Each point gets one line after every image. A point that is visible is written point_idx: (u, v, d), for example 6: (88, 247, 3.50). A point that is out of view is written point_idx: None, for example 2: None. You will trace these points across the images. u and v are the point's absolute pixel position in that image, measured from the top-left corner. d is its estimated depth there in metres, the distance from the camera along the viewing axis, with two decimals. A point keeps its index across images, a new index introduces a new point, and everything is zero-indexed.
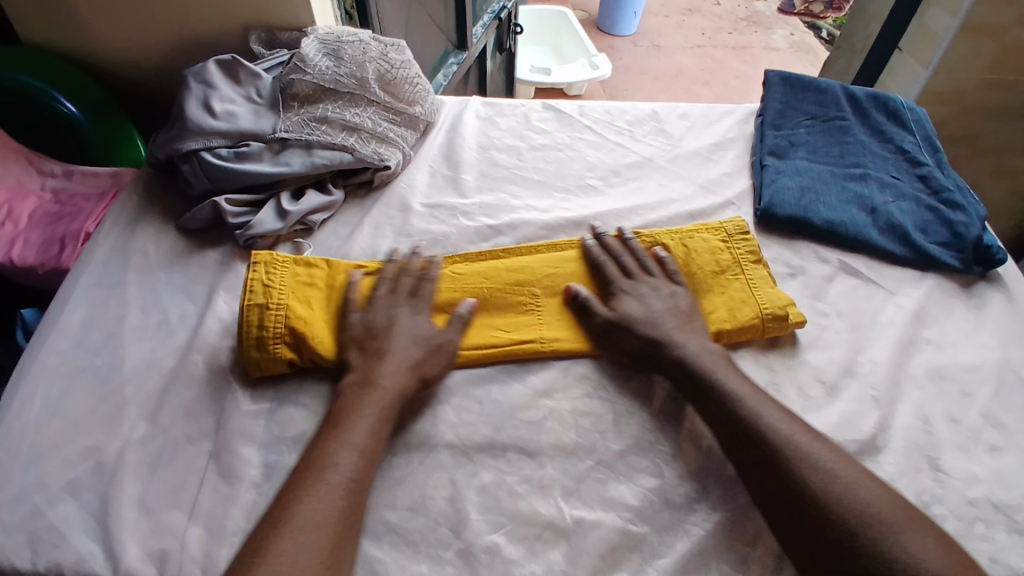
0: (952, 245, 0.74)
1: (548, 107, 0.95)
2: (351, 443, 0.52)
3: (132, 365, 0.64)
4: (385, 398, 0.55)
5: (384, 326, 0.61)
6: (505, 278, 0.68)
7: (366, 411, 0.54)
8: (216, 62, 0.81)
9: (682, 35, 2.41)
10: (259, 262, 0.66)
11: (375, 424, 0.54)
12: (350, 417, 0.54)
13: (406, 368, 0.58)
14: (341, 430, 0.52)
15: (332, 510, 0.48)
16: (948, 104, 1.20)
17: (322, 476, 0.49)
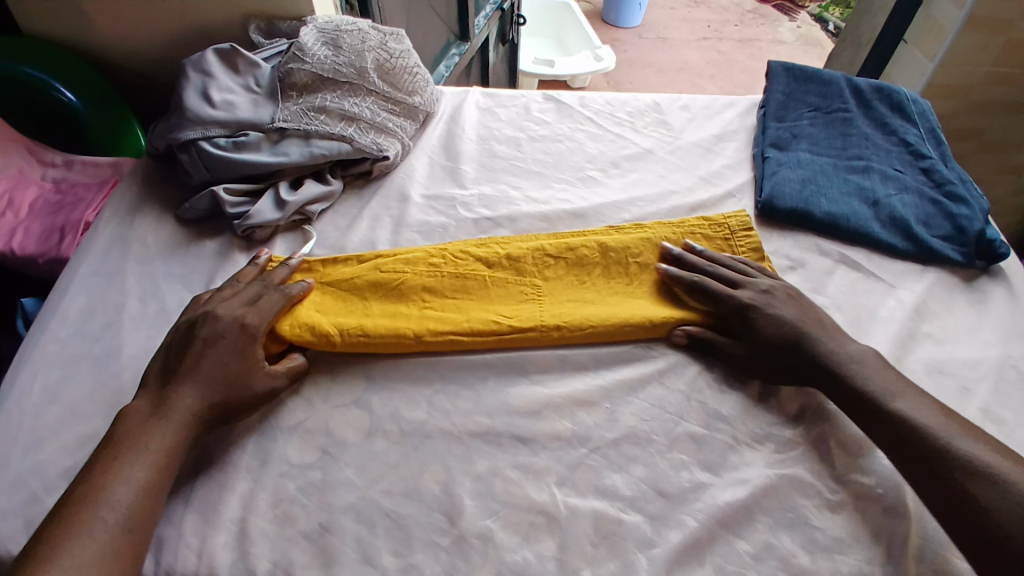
0: (953, 240, 0.74)
1: (549, 98, 0.94)
2: (129, 477, 0.49)
3: (129, 354, 0.64)
4: (169, 429, 0.52)
5: (195, 346, 0.57)
6: (507, 270, 0.68)
7: (149, 444, 0.51)
8: (214, 51, 0.80)
9: (688, 28, 2.39)
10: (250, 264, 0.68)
11: (159, 456, 0.51)
12: (134, 449, 0.51)
13: (203, 387, 0.55)
14: (118, 463, 0.50)
15: (104, 551, 0.45)
16: (954, 98, 1.19)
17: (95, 513, 0.47)
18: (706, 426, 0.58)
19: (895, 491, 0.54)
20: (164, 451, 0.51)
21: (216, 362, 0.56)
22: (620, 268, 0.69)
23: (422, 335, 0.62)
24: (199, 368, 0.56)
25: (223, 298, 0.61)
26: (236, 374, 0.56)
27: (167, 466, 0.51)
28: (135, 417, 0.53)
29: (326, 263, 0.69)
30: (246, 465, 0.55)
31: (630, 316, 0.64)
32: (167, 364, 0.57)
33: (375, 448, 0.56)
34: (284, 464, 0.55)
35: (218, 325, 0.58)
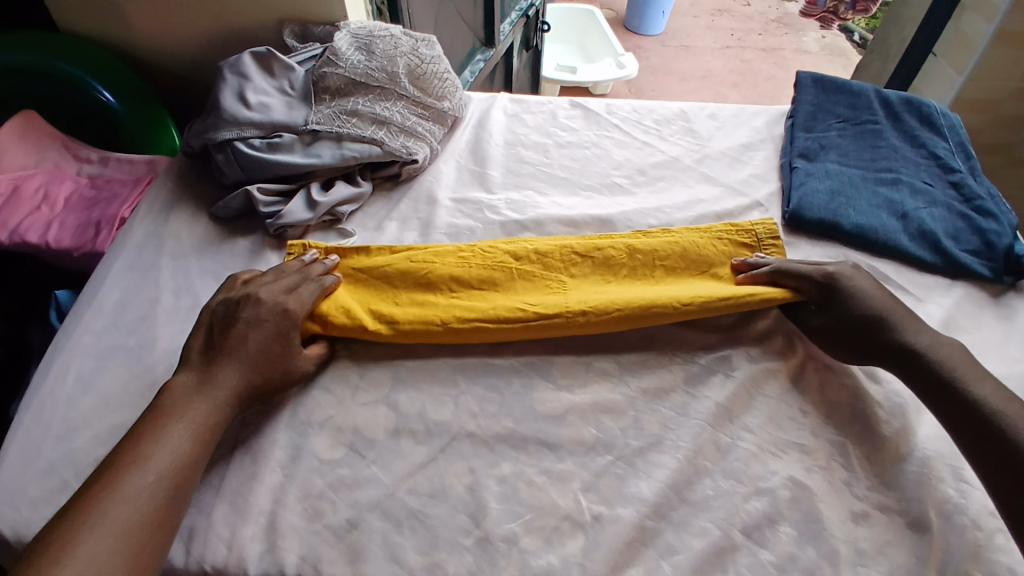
0: (982, 254, 0.73)
1: (576, 105, 0.95)
2: (169, 443, 0.51)
3: (162, 347, 0.65)
4: (211, 405, 0.55)
5: (240, 327, 0.59)
6: (535, 263, 0.69)
7: (190, 415, 0.53)
8: (251, 54, 0.82)
9: (711, 36, 2.39)
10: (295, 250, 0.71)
11: (197, 429, 0.53)
12: (176, 419, 0.53)
13: (247, 366, 0.57)
14: (160, 430, 0.52)
15: (144, 514, 0.47)
16: (984, 111, 1.18)
17: (136, 475, 0.48)
18: (729, 434, 0.58)
19: (920, 506, 0.53)
20: (202, 424, 0.53)
21: (261, 344, 0.59)
22: (646, 269, 0.70)
23: (450, 321, 0.63)
24: (244, 348, 0.58)
25: (268, 280, 0.64)
26: (279, 354, 0.59)
27: (202, 439, 0.53)
28: (180, 388, 0.55)
29: (359, 251, 0.71)
30: (277, 459, 0.56)
31: (655, 297, 0.64)
32: (211, 339, 0.59)
33: (402, 447, 0.57)
34: (313, 460, 0.56)
35: (261, 308, 0.60)
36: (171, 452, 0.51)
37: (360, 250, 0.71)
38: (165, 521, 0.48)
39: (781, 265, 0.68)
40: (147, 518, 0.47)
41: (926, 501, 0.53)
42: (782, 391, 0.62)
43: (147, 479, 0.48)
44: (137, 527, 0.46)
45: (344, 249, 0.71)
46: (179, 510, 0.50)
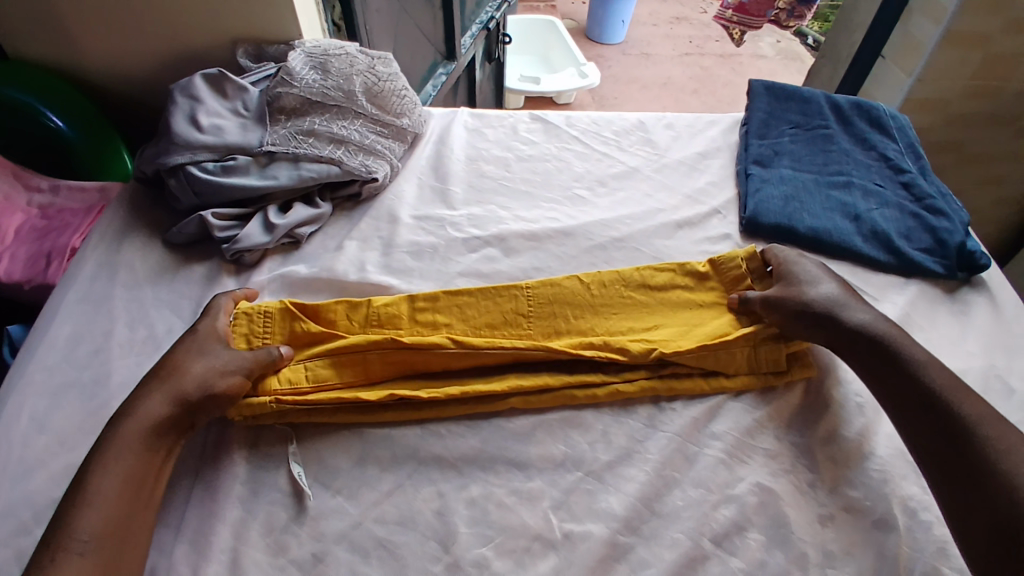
0: (935, 252, 0.75)
1: (536, 118, 0.96)
2: (113, 471, 0.50)
3: (119, 382, 0.63)
4: (147, 427, 0.53)
5: (177, 352, 0.58)
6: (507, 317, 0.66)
7: (131, 444, 0.51)
8: (202, 76, 0.80)
9: (671, 44, 2.43)
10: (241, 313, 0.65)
11: (136, 457, 0.51)
12: (122, 447, 0.51)
13: (182, 384, 0.55)
14: (108, 455, 0.51)
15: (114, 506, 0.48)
16: (932, 111, 1.22)
17: (84, 505, 0.48)
18: (697, 443, 0.58)
19: (883, 505, 0.54)
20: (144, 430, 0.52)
21: (199, 362, 0.57)
22: (616, 301, 0.68)
23: (408, 311, 0.66)
24: (182, 367, 0.57)
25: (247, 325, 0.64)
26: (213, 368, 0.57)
27: (158, 433, 0.53)
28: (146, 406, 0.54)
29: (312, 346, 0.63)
30: (237, 494, 0.55)
31: (558, 277, 0.70)
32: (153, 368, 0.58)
33: (368, 475, 0.56)
34: (275, 493, 0.55)
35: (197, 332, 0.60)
36: (130, 445, 0.51)
37: (298, 390, 0.60)
38: (137, 510, 0.50)
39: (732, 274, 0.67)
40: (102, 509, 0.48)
41: (891, 500, 0.54)
42: (746, 395, 0.62)
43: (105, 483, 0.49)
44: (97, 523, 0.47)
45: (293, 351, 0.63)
46: (132, 543, 0.48)
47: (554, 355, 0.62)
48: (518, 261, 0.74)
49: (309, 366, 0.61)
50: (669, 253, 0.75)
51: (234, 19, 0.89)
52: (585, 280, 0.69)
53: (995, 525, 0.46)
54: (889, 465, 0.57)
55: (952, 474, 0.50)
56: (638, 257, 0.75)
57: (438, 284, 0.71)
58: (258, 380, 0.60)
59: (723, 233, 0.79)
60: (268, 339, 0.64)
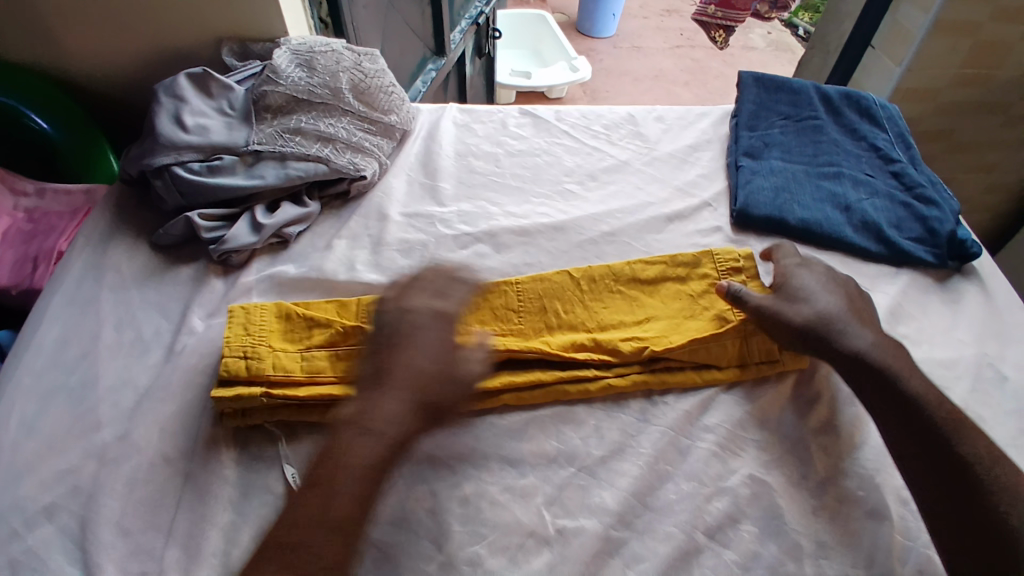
0: (926, 241, 0.75)
1: (525, 112, 0.95)
2: (341, 489, 0.51)
3: (107, 385, 0.62)
4: (376, 440, 0.53)
5: (393, 355, 0.58)
6: (501, 316, 0.66)
7: (353, 460, 0.52)
8: (187, 76, 0.79)
9: (662, 37, 2.43)
10: (237, 310, 0.64)
11: (365, 472, 0.52)
12: (343, 463, 0.52)
13: (400, 395, 0.55)
14: (337, 473, 0.52)
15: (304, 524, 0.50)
16: (922, 100, 1.21)
17: (313, 529, 0.50)
18: (689, 435, 0.58)
19: (876, 494, 0.54)
20: (387, 441, 0.53)
21: (413, 368, 0.57)
22: (606, 296, 0.68)
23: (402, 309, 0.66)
24: (397, 377, 0.57)
25: (242, 321, 0.63)
26: (434, 373, 0.57)
27: (392, 445, 0.54)
28: (342, 422, 0.55)
29: (304, 341, 0.63)
30: (228, 496, 0.55)
31: (549, 272, 0.70)
32: (375, 368, 0.58)
33: None
34: (267, 495, 0.55)
35: (419, 331, 0.59)
36: (352, 459, 0.53)
37: (290, 381, 0.59)
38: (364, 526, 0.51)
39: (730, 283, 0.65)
40: (293, 530, 0.50)
41: (884, 490, 0.55)
42: (737, 387, 0.62)
43: (346, 500, 0.51)
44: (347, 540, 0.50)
45: (286, 344, 0.62)
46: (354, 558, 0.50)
47: (549, 353, 0.62)
48: (508, 257, 0.74)
49: (306, 357, 0.61)
50: (660, 246, 0.75)
51: (219, 17, 0.88)
52: (580, 275, 0.69)
53: (993, 552, 0.47)
54: (882, 454, 0.57)
55: (944, 498, 0.50)
56: (628, 251, 0.75)
57: None
58: (251, 369, 0.59)
59: (714, 225, 0.78)
60: (261, 335, 0.62)
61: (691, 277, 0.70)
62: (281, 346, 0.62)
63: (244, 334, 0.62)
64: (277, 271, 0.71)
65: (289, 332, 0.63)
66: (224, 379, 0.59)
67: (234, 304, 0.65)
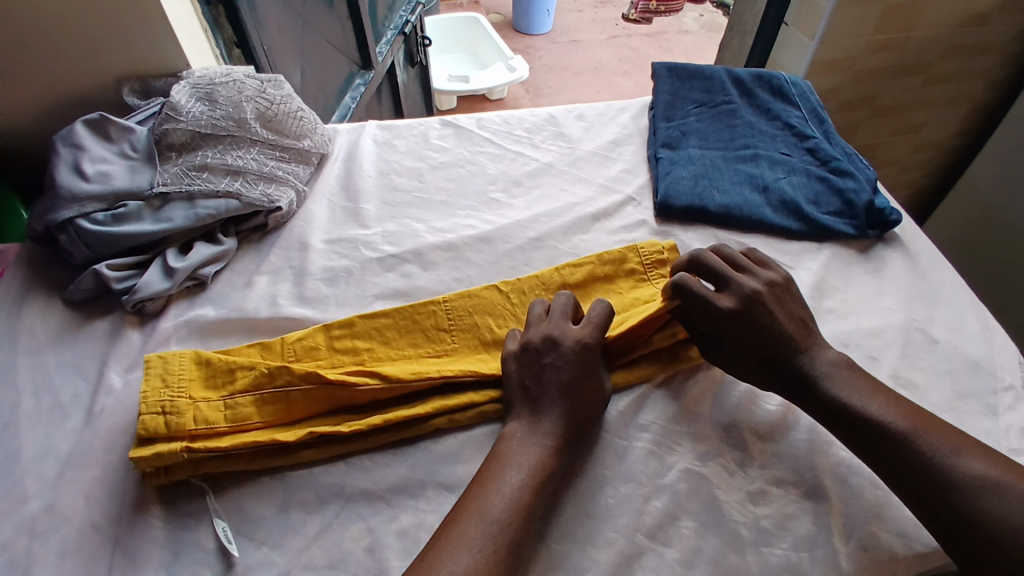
0: (845, 214, 0.77)
1: (446, 123, 0.94)
2: (517, 482, 0.50)
3: (25, 458, 0.58)
4: (548, 445, 0.53)
5: (550, 365, 0.57)
6: (430, 340, 0.64)
7: (518, 463, 0.52)
8: (83, 122, 0.76)
9: (598, 28, 2.44)
10: (152, 360, 0.60)
11: (524, 473, 0.51)
12: (515, 464, 0.52)
13: (565, 400, 0.56)
14: (492, 479, 0.51)
15: (453, 534, 0.47)
16: (840, 71, 1.23)
17: (485, 520, 0.47)
18: (626, 437, 0.58)
19: (813, 475, 0.55)
20: (550, 450, 0.53)
21: (574, 373, 0.57)
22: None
23: (332, 341, 0.64)
24: (563, 382, 0.56)
25: (156, 378, 0.58)
26: (593, 381, 0.58)
27: (554, 446, 0.53)
28: (516, 435, 0.54)
29: (224, 388, 0.59)
30: (159, 558, 0.52)
31: (478, 288, 0.69)
32: (525, 383, 0.58)
33: (293, 520, 0.54)
34: (197, 551, 0.52)
35: (563, 342, 0.59)
36: (535, 464, 0.52)
37: (214, 431, 0.56)
38: (533, 526, 0.49)
39: (684, 280, 0.60)
40: (463, 531, 0.47)
41: (820, 470, 0.55)
42: (673, 382, 0.62)
43: (506, 505, 0.49)
44: (516, 545, 0.47)
45: (209, 392, 0.58)
46: (521, 557, 0.48)
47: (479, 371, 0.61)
48: (437, 275, 0.72)
49: (228, 405, 0.58)
50: (586, 247, 0.75)
51: (113, 57, 0.84)
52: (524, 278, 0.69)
53: (926, 487, 0.48)
54: (817, 433, 0.58)
55: (871, 452, 0.51)
56: (556, 255, 0.74)
57: (354, 308, 0.69)
58: (170, 425, 0.56)
59: (639, 219, 0.78)
60: (181, 387, 0.58)
61: (621, 275, 0.70)
62: (202, 400, 0.58)
63: (162, 387, 0.58)
64: (195, 317, 0.68)
65: (210, 378, 0.60)
66: (141, 437, 0.55)
67: (147, 354, 0.60)
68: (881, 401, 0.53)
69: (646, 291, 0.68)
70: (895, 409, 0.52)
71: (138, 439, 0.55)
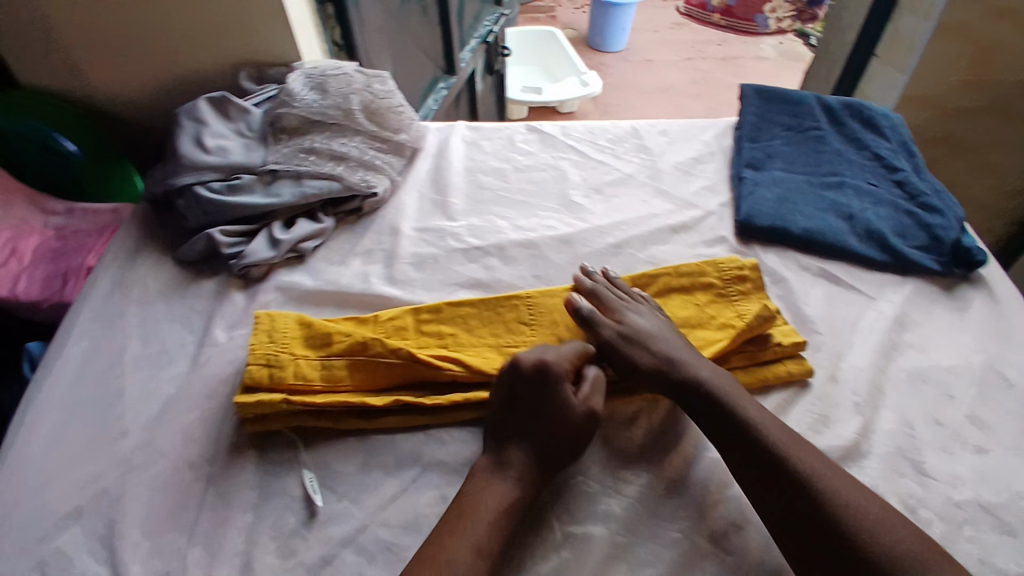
0: (930, 249, 0.76)
1: (532, 129, 0.97)
2: (475, 524, 0.50)
3: (133, 395, 0.65)
4: (511, 486, 0.53)
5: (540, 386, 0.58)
6: (511, 331, 0.68)
7: (480, 505, 0.51)
8: (206, 100, 0.83)
9: (673, 49, 2.45)
10: (262, 316, 0.65)
11: (484, 514, 0.51)
12: (477, 504, 0.51)
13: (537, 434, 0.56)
14: (453, 518, 0.51)
15: (437, 544, 0.49)
16: (928, 108, 1.21)
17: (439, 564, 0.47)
18: (697, 445, 0.59)
19: None
20: (514, 491, 0.53)
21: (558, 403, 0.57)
22: None
23: (420, 324, 0.68)
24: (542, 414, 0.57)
25: (264, 335, 0.64)
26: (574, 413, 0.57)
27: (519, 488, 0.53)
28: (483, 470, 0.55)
29: (322, 349, 0.63)
30: (249, 500, 0.57)
31: (557, 287, 0.72)
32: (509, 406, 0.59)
33: (373, 479, 0.58)
34: (285, 498, 0.57)
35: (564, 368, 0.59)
36: (499, 505, 0.52)
37: (310, 390, 0.61)
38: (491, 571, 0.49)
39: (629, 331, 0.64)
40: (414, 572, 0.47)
41: (889, 497, 0.55)
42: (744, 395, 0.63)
43: (464, 549, 0.48)
44: None
45: (308, 353, 0.63)
46: None
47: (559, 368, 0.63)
48: (517, 270, 0.76)
49: (325, 366, 0.62)
50: (664, 257, 0.77)
51: (237, 45, 0.92)
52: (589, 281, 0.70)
53: None
54: (887, 462, 0.58)
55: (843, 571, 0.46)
56: (633, 264, 0.77)
57: (438, 294, 0.73)
58: (273, 377, 0.61)
59: (718, 235, 0.80)
60: (285, 345, 0.63)
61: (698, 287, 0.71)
62: (302, 359, 0.62)
63: (268, 342, 0.63)
64: (292, 287, 0.74)
65: (311, 339, 0.64)
66: (247, 386, 0.61)
67: (256, 311, 0.66)
68: (881, 518, 0.49)
69: (723, 305, 0.69)
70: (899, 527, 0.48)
71: (243, 386, 0.61)
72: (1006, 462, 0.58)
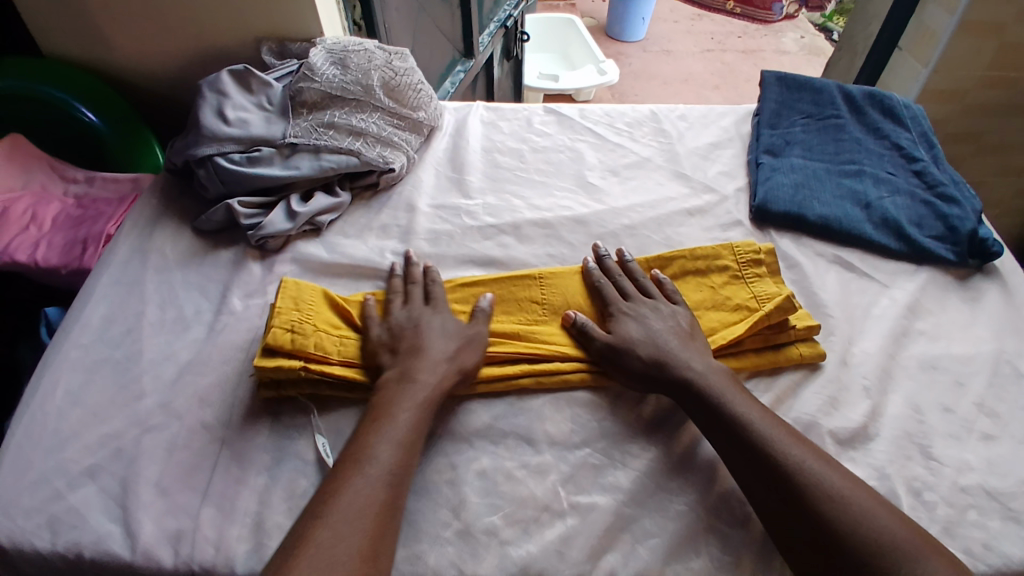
0: (947, 239, 0.75)
1: (550, 111, 0.97)
2: (388, 436, 0.53)
3: (151, 358, 0.66)
4: (414, 399, 0.56)
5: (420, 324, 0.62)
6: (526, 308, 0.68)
7: (395, 415, 0.55)
8: (229, 72, 0.84)
9: (692, 40, 2.43)
10: (285, 283, 0.66)
11: (400, 426, 0.54)
12: (390, 413, 0.55)
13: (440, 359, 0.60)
14: (377, 428, 0.54)
15: (357, 453, 0.52)
16: (951, 102, 1.19)
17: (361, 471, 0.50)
18: None
19: (887, 485, 0.55)
20: (417, 404, 0.56)
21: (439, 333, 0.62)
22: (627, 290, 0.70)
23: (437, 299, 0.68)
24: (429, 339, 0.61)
25: (285, 302, 0.65)
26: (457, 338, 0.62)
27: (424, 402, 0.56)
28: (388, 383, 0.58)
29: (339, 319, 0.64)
30: (261, 462, 0.58)
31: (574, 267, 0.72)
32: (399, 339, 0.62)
33: None
34: (298, 461, 0.58)
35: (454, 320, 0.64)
36: (409, 419, 0.55)
37: (326, 358, 0.62)
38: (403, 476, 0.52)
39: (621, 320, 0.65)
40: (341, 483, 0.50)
41: (896, 480, 0.56)
42: (756, 377, 0.64)
43: (383, 459, 0.51)
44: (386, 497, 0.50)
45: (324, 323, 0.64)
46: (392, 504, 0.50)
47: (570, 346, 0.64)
48: (531, 248, 0.76)
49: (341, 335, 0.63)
50: (679, 240, 0.77)
51: (259, 20, 0.92)
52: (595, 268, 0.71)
53: None
54: (895, 447, 0.58)
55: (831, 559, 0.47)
56: (648, 245, 0.77)
57: (453, 269, 0.74)
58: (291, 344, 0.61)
59: (734, 220, 0.80)
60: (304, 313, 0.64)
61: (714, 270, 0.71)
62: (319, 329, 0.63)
63: (288, 309, 0.64)
64: (308, 258, 0.75)
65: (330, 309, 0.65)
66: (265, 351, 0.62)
67: (283, 278, 0.67)
68: (874, 510, 0.49)
69: (739, 288, 0.69)
70: (884, 514, 0.48)
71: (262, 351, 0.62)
72: (1014, 451, 0.58)
